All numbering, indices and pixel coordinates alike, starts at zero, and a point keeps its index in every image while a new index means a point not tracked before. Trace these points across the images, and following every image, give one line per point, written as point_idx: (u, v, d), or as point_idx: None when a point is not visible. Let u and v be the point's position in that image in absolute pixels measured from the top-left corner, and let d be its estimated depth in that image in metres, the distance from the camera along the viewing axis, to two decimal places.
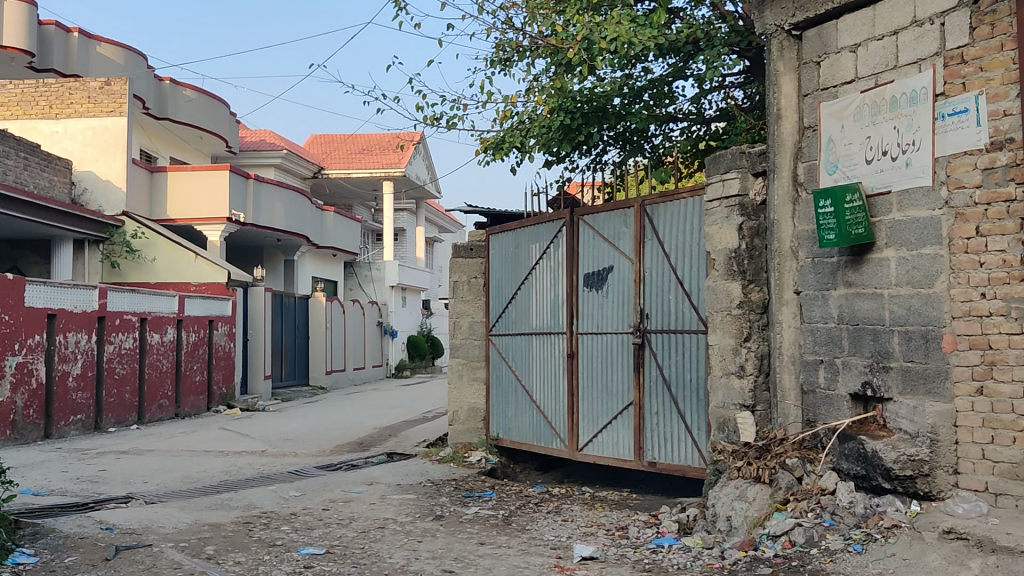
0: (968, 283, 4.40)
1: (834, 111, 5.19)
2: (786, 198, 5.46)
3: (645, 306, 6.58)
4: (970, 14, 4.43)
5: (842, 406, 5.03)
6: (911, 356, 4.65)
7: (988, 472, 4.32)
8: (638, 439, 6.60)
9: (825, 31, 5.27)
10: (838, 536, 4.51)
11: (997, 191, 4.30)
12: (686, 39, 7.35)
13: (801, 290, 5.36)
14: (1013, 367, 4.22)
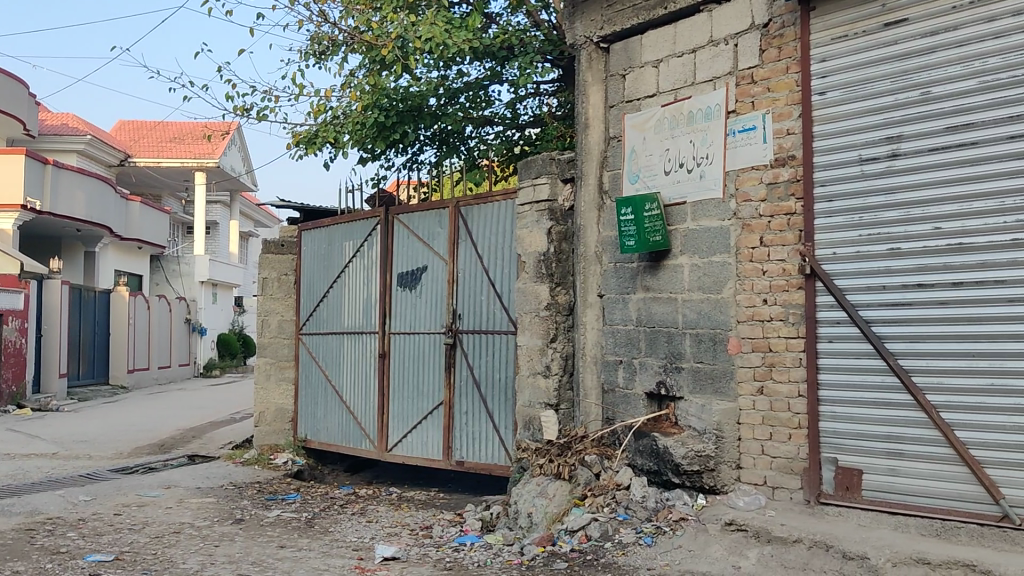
0: (752, 289, 4.70)
1: (637, 123, 5.40)
2: (592, 205, 5.64)
3: (456, 307, 6.64)
4: (761, 37, 4.74)
5: (639, 405, 5.25)
6: (701, 357, 4.92)
7: (766, 467, 4.62)
8: (447, 439, 6.65)
9: (630, 45, 5.48)
10: (630, 530, 4.69)
11: (780, 204, 4.61)
12: (501, 44, 7.46)
13: (604, 294, 5.54)
14: (790, 368, 4.54)
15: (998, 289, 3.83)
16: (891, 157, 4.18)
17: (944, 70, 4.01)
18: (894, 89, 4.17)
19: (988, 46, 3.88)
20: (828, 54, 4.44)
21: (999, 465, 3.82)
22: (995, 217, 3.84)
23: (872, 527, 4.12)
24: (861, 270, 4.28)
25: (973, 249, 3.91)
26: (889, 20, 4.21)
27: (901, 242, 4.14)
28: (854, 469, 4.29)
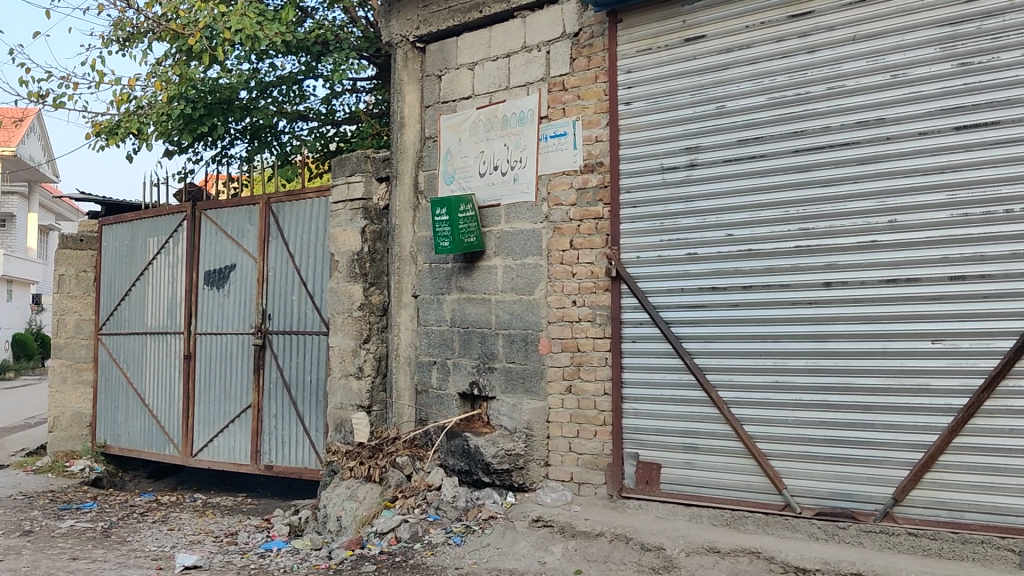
0: (562, 291, 4.82)
1: (452, 124, 5.43)
2: (407, 205, 5.62)
3: (267, 307, 6.47)
4: (571, 45, 4.87)
5: (451, 405, 5.28)
6: (513, 357, 5.00)
7: (573, 463, 4.75)
8: (255, 442, 6.47)
9: (446, 46, 5.51)
10: (440, 530, 4.71)
11: (589, 209, 4.74)
12: (315, 40, 7.33)
13: (418, 294, 5.54)
14: (596, 368, 4.68)
15: (783, 292, 4.09)
16: (690, 166, 4.38)
17: (737, 86, 4.25)
18: (693, 102, 4.38)
19: (776, 65, 4.13)
20: (633, 65, 4.60)
21: (782, 457, 4.08)
22: (781, 225, 4.10)
23: (669, 519, 4.31)
24: (662, 273, 4.46)
25: (761, 254, 4.15)
26: (689, 36, 4.42)
27: (698, 247, 4.35)
28: (654, 464, 4.46)
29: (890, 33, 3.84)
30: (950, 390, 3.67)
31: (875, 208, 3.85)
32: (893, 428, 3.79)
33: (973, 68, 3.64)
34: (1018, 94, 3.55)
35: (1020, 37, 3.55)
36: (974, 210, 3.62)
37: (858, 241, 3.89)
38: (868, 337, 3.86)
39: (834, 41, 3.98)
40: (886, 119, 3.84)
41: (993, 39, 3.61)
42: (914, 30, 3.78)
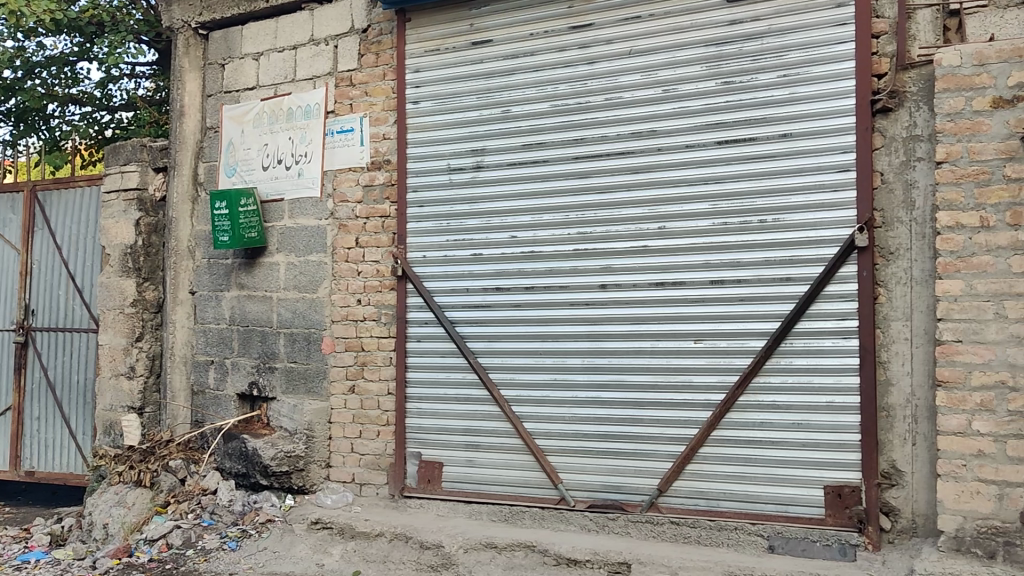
0: (346, 290, 4.77)
1: (234, 115, 5.26)
2: (186, 198, 5.38)
3: (30, 302, 6.03)
4: (359, 41, 4.83)
5: (229, 406, 5.10)
6: (294, 357, 4.90)
7: (355, 463, 4.71)
8: (15, 447, 6.01)
9: (230, 35, 5.33)
10: (214, 535, 4.56)
11: (375, 207, 4.72)
12: (88, 19, 6.93)
13: (195, 290, 5.33)
14: (380, 367, 4.66)
15: (561, 294, 4.22)
16: (475, 168, 4.44)
17: (521, 92, 4.34)
18: (479, 105, 4.44)
19: (558, 73, 4.26)
20: (421, 65, 4.61)
21: (558, 453, 4.21)
22: (561, 229, 4.23)
23: (449, 517, 4.36)
24: (446, 273, 4.50)
25: (542, 256, 4.26)
26: (475, 40, 4.47)
27: (483, 248, 4.41)
28: (435, 462, 4.49)
29: (661, 49, 4.04)
30: (710, 387, 3.90)
31: (646, 215, 4.04)
32: (659, 424, 3.99)
33: (735, 87, 3.89)
34: (773, 113, 3.82)
35: (776, 60, 3.82)
36: (734, 219, 3.87)
37: (631, 245, 4.07)
38: (638, 337, 4.05)
39: (611, 53, 4.15)
40: (658, 131, 4.03)
41: (753, 61, 3.86)
42: (684, 48, 4.00)
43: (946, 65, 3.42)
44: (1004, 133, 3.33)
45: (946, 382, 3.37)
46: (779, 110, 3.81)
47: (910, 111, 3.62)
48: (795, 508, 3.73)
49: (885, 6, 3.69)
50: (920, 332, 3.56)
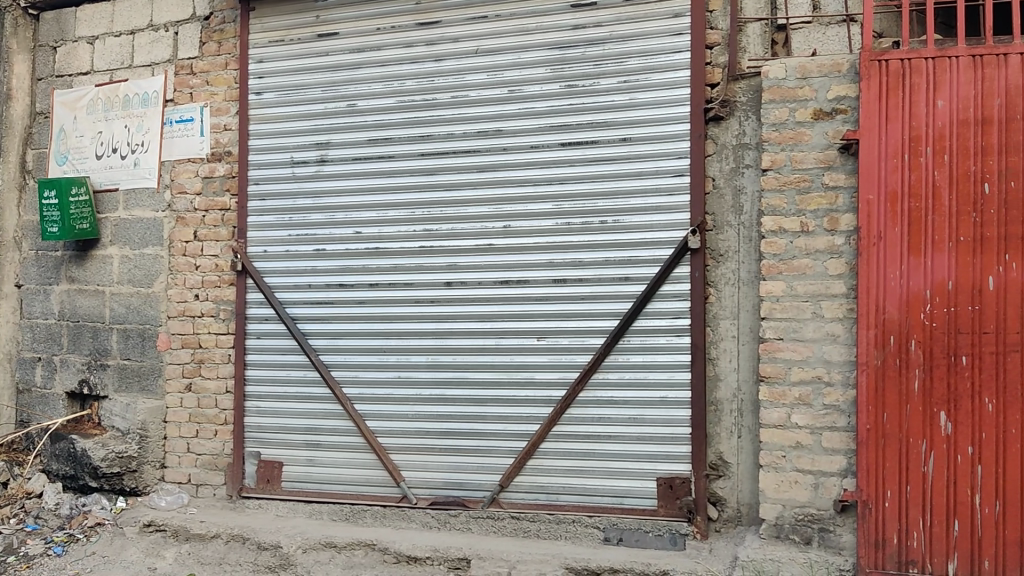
0: (184, 285, 4.64)
1: (66, 101, 5.03)
2: (12, 185, 5.10)
3: None
4: (200, 29, 4.69)
5: (56, 406, 4.87)
6: (128, 354, 4.72)
7: (191, 464, 4.59)
8: None
9: (63, 16, 5.08)
10: (39, 541, 4.34)
11: (214, 200, 4.60)
12: None
13: (21, 284, 5.06)
14: (218, 365, 4.54)
15: (406, 291, 4.21)
16: (319, 162, 4.38)
17: (368, 86, 4.31)
18: (325, 98, 4.38)
19: (405, 69, 4.25)
20: (265, 55, 4.51)
21: (400, 450, 4.21)
22: (406, 226, 4.22)
23: (288, 517, 4.30)
24: (289, 269, 4.42)
25: (387, 253, 4.25)
26: (321, 32, 4.40)
27: (327, 244, 4.36)
28: (275, 462, 4.41)
29: (507, 50, 4.09)
30: (551, 384, 3.98)
31: (491, 213, 4.08)
32: (501, 420, 4.05)
33: (578, 90, 3.97)
34: (613, 117, 3.92)
35: (617, 66, 3.92)
36: (575, 219, 3.95)
37: (476, 244, 4.10)
38: (481, 334, 4.09)
39: (458, 52, 4.17)
40: (503, 131, 4.08)
41: (595, 65, 3.95)
42: (529, 50, 4.06)
43: (773, 77, 3.56)
44: (824, 143, 3.48)
45: (768, 377, 3.52)
46: (619, 114, 3.91)
47: (740, 120, 3.79)
48: (630, 500, 3.85)
49: (719, 18, 3.84)
50: (746, 330, 3.74)
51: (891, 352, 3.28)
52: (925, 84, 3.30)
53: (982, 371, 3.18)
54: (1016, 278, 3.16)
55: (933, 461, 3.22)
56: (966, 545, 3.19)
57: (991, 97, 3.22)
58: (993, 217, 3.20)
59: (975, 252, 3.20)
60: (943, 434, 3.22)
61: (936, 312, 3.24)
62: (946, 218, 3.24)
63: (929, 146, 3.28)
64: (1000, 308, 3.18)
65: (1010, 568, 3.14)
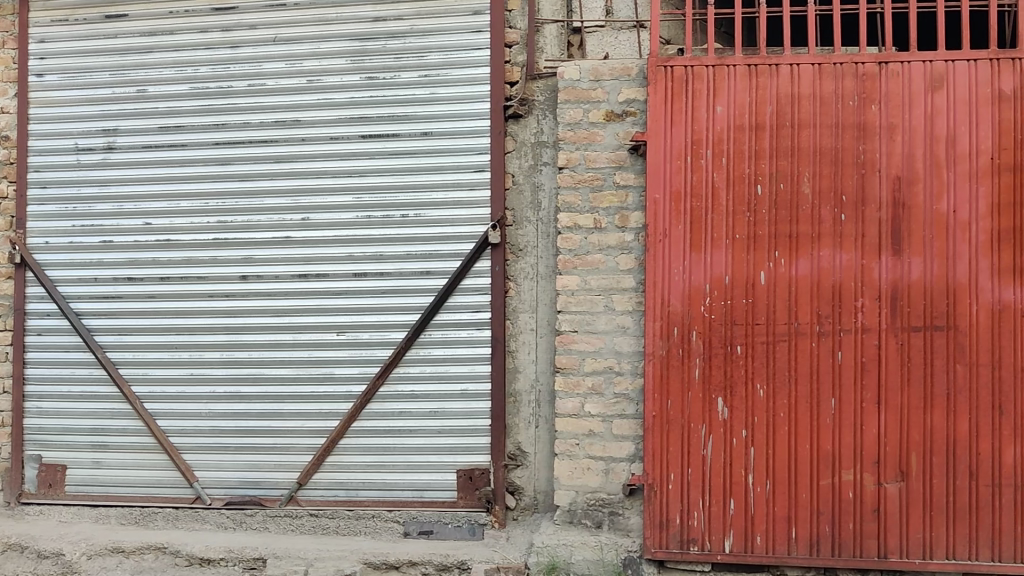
0: None
1: None
2: None
3: None
4: None
5: None
6: None
7: None
8: None
9: None
10: None
11: None
12: None
13: None
14: None
15: (200, 284, 4.09)
16: (107, 150, 4.18)
17: (159, 71, 4.14)
18: (112, 82, 4.18)
19: (198, 55, 4.11)
20: (47, 35, 4.26)
21: (194, 449, 4.09)
22: (200, 217, 4.09)
23: (73, 523, 4.10)
24: (73, 262, 4.20)
25: (179, 245, 4.11)
26: (109, 13, 4.20)
27: (114, 236, 4.17)
28: (57, 465, 4.18)
29: (306, 40, 4.03)
30: (351, 378, 3.96)
31: (289, 205, 4.02)
32: (300, 416, 4.00)
33: (378, 83, 3.97)
34: (413, 111, 3.94)
35: (416, 60, 3.94)
36: (375, 213, 3.95)
37: (274, 236, 4.03)
38: (279, 329, 4.02)
39: (255, 39, 4.07)
40: (302, 122, 4.02)
41: (395, 59, 3.96)
42: (328, 40, 4.02)
43: (567, 78, 3.66)
44: (615, 143, 3.61)
45: (563, 368, 3.60)
46: (419, 108, 3.94)
47: (538, 118, 3.90)
48: (429, 492, 3.90)
49: (517, 18, 3.93)
50: (544, 323, 3.86)
51: (675, 342, 3.46)
52: (705, 90, 3.49)
53: (755, 359, 3.41)
54: (784, 274, 3.40)
55: (711, 444, 3.43)
56: (740, 522, 3.40)
57: (764, 104, 3.45)
58: (764, 216, 3.42)
59: (748, 249, 3.42)
60: (720, 419, 3.43)
61: (715, 304, 3.44)
62: (723, 217, 3.44)
63: (708, 149, 3.47)
64: (770, 301, 3.41)
65: (779, 543, 3.37)
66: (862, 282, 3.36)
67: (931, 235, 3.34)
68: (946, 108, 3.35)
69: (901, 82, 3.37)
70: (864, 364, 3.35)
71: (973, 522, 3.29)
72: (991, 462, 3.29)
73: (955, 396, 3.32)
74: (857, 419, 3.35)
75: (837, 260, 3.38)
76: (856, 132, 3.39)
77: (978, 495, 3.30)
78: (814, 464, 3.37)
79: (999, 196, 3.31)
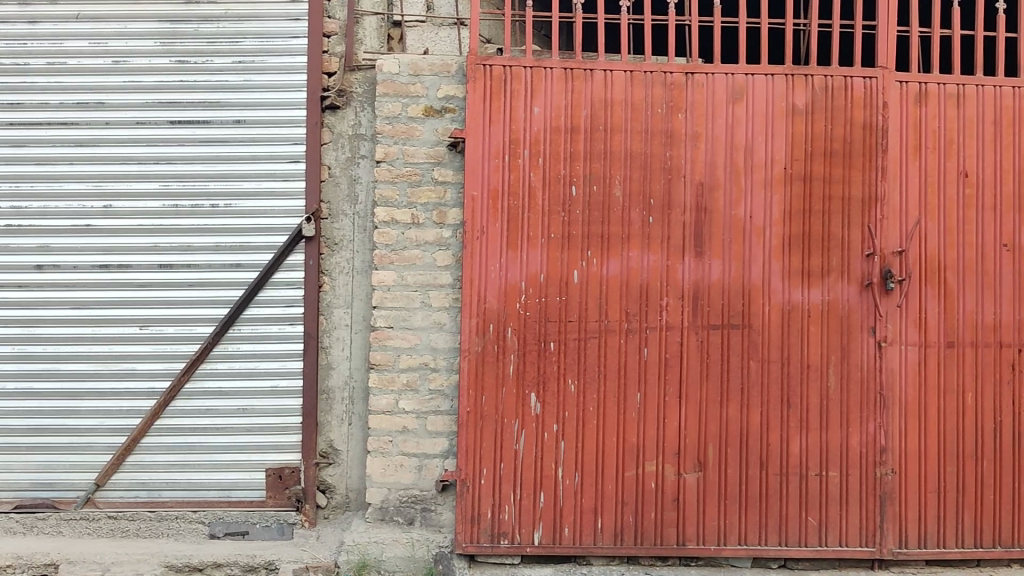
0: None
1: None
2: None
3: None
4: None
5: None
6: None
7: None
8: None
9: None
10: None
11: None
12: None
13: None
14: None
15: None
16: None
17: None
18: None
19: None
20: None
21: None
22: None
23: None
24: None
25: None
26: None
27: None
28: None
29: (111, 18, 3.81)
30: (154, 374, 3.78)
31: (89, 191, 3.79)
32: (99, 414, 3.78)
33: (189, 67, 3.80)
34: (225, 97, 3.80)
35: (230, 46, 3.80)
36: (183, 202, 3.78)
37: (71, 224, 3.79)
38: (77, 322, 3.78)
39: (55, 15, 3.81)
40: (106, 104, 3.80)
41: (207, 43, 3.80)
42: (136, 20, 3.81)
43: (385, 71, 3.62)
44: (433, 139, 3.61)
45: (378, 365, 3.56)
46: (232, 95, 3.80)
47: (356, 110, 3.86)
48: (237, 492, 3.79)
49: (336, 8, 3.88)
50: (359, 318, 3.82)
51: (490, 338, 3.49)
52: (522, 90, 3.53)
53: (566, 355, 3.50)
54: (596, 273, 3.50)
55: (523, 439, 3.48)
56: (549, 514, 3.48)
57: (579, 107, 3.53)
58: (577, 216, 3.51)
59: (563, 248, 3.50)
60: (532, 414, 3.49)
61: (529, 301, 3.50)
62: (538, 216, 3.50)
63: (525, 149, 3.51)
64: (582, 299, 3.50)
65: (585, 533, 3.48)
66: (667, 282, 3.51)
67: (729, 239, 3.52)
68: (745, 119, 3.54)
69: (705, 92, 3.54)
70: (667, 360, 3.50)
71: (763, 509, 3.50)
72: (780, 452, 3.51)
73: (748, 390, 3.52)
74: (660, 413, 3.50)
75: (644, 260, 3.51)
76: (664, 138, 3.53)
77: (767, 483, 3.51)
78: (619, 457, 3.49)
79: (791, 204, 3.53)
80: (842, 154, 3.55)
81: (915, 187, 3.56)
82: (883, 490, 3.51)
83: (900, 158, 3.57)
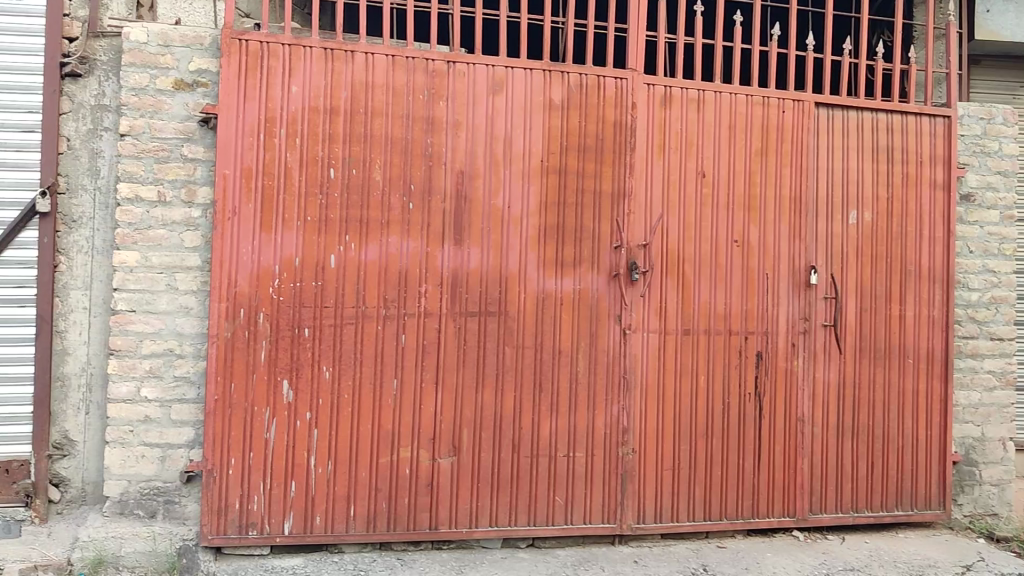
0: None
1: None
2: None
3: None
4: None
5: None
6: None
7: None
8: None
9: None
10: None
11: None
12: None
13: None
14: None
15: None
16: None
17: None
18: None
19: None
20: None
21: None
22: None
23: None
24: None
25: None
26: None
27: None
28: None
29: None
30: None
31: None
32: None
33: None
34: None
35: None
36: None
37: None
38: None
39: None
40: None
41: None
42: None
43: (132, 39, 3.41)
44: (183, 114, 3.45)
45: (117, 351, 3.37)
46: None
47: (99, 80, 3.62)
48: None
49: None
50: (97, 302, 3.60)
51: (241, 324, 3.38)
52: (280, 67, 3.43)
53: (321, 341, 3.45)
54: (353, 258, 3.47)
55: (274, 427, 3.40)
56: (300, 503, 3.43)
57: (339, 88, 3.48)
58: (336, 200, 3.46)
59: (319, 231, 3.44)
60: (284, 402, 3.42)
61: (284, 286, 3.42)
62: (294, 198, 3.43)
63: (282, 128, 3.41)
64: (339, 285, 3.46)
65: (337, 521, 3.46)
66: (425, 269, 3.54)
67: (488, 228, 3.59)
68: (503, 110, 3.62)
69: (465, 82, 3.59)
70: (425, 346, 3.54)
71: (513, 491, 3.61)
72: (531, 434, 3.64)
73: (501, 376, 3.61)
74: (416, 399, 3.53)
75: (403, 247, 3.52)
76: (425, 125, 3.55)
77: (518, 466, 3.62)
78: (374, 443, 3.49)
79: (545, 195, 3.65)
80: (594, 150, 3.71)
81: (659, 184, 3.78)
82: (624, 468, 3.72)
83: (646, 157, 3.77)
